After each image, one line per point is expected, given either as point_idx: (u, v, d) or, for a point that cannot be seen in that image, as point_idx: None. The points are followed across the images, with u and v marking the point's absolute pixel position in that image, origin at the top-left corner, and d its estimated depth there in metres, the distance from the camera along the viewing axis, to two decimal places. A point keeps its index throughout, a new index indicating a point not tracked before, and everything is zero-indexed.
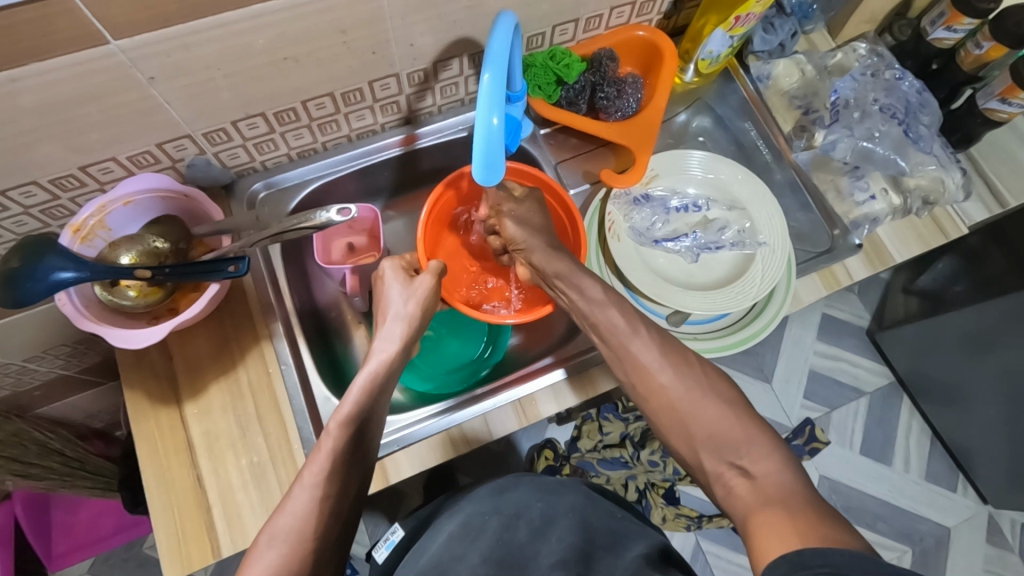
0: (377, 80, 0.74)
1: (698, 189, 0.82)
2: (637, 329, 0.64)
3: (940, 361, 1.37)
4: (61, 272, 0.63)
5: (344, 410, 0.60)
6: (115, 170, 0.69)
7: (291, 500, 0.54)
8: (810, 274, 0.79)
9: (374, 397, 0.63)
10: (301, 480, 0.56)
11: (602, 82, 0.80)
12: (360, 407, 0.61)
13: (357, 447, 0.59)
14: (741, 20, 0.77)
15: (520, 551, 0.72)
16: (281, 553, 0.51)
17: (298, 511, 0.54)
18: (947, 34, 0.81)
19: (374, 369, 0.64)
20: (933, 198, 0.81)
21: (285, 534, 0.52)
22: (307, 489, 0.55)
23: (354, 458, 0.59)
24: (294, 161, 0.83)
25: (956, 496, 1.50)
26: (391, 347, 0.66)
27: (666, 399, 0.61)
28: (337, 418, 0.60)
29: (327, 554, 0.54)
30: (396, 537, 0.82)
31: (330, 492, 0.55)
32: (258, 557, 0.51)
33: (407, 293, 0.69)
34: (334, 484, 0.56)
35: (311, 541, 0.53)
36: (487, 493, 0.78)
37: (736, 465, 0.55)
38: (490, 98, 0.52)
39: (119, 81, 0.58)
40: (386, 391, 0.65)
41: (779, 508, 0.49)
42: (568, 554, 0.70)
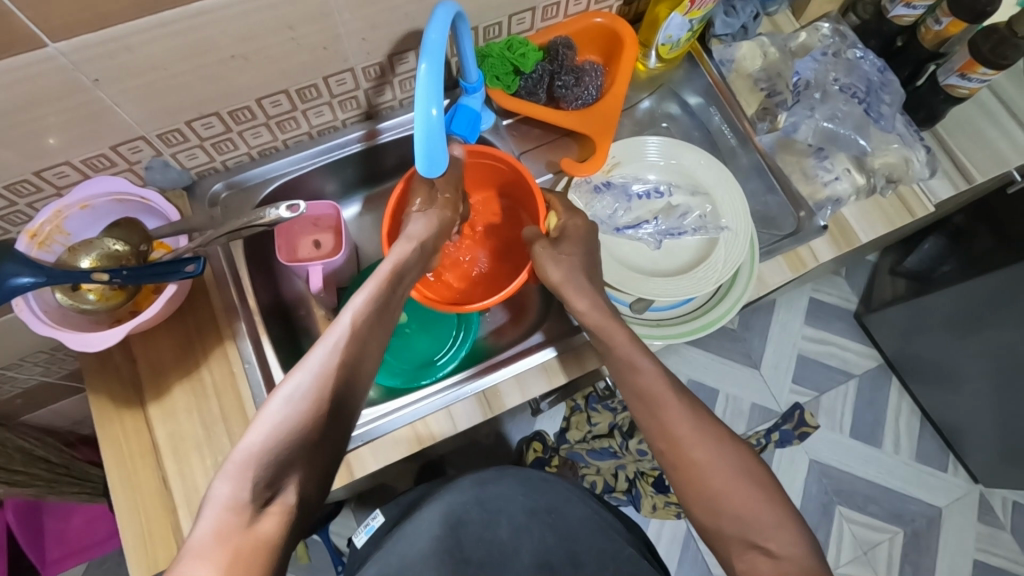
0: (332, 75, 0.74)
1: (659, 175, 0.81)
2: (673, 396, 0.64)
3: (926, 340, 1.36)
4: (19, 278, 0.63)
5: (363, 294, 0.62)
6: (71, 174, 0.69)
7: (305, 363, 0.56)
8: (775, 256, 0.79)
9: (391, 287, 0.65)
10: (318, 346, 0.57)
11: (561, 70, 0.80)
12: (376, 294, 0.63)
13: (371, 330, 0.61)
14: (697, 3, 0.76)
15: (500, 551, 0.75)
16: (295, 408, 0.52)
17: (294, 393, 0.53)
18: (906, 11, 0.81)
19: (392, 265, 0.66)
20: (897, 175, 0.80)
21: (299, 390, 0.53)
22: (322, 355, 0.56)
23: (369, 341, 0.60)
24: (255, 161, 0.83)
25: (947, 475, 1.50)
26: (406, 248, 0.68)
27: (685, 456, 0.62)
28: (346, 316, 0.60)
29: (336, 417, 0.54)
30: (377, 522, 0.75)
31: (346, 363, 0.57)
32: (269, 411, 0.52)
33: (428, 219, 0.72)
34: (348, 354, 0.57)
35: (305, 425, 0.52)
36: (469, 484, 0.76)
37: (759, 545, 0.57)
38: (428, 91, 0.52)
39: (63, 85, 0.58)
40: (401, 288, 0.67)
41: None
42: (551, 558, 0.74)
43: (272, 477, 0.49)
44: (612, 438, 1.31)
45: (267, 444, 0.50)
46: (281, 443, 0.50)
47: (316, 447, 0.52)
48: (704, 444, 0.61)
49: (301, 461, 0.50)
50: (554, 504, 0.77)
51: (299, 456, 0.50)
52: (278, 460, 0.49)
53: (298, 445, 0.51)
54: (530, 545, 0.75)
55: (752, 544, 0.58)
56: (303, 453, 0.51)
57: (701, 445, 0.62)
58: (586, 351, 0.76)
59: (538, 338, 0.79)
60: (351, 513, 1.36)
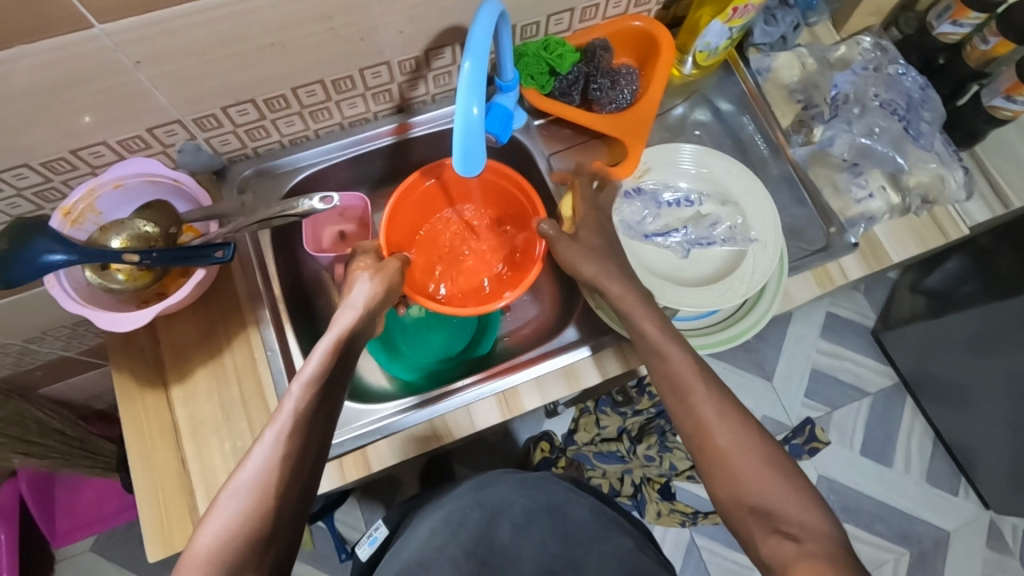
0: (367, 67, 0.73)
1: (690, 183, 0.81)
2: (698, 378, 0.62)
3: (944, 361, 1.35)
4: (50, 255, 0.64)
5: (309, 367, 0.59)
6: (106, 154, 0.70)
7: (251, 458, 0.53)
8: (803, 271, 0.78)
9: (341, 355, 0.61)
10: (262, 438, 0.54)
11: (596, 73, 0.79)
12: (324, 366, 0.59)
13: (323, 405, 0.57)
14: (739, 11, 0.75)
15: (501, 550, 0.74)
16: (241, 509, 0.50)
17: (257, 469, 0.52)
18: (953, 28, 0.79)
19: (341, 329, 0.63)
20: (933, 196, 0.79)
21: (259, 468, 0.52)
22: (268, 448, 0.53)
23: (322, 417, 0.56)
24: (286, 149, 0.83)
25: (957, 499, 1.48)
26: (353, 314, 0.65)
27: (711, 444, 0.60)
28: (301, 377, 0.58)
29: (287, 510, 0.52)
30: (380, 534, 0.82)
31: (293, 449, 0.53)
32: (217, 514, 0.50)
33: (377, 274, 0.69)
34: (296, 440, 0.54)
35: (273, 499, 0.51)
36: (469, 489, 0.77)
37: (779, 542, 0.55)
38: (470, 89, 0.52)
39: (106, 65, 0.58)
40: (354, 354, 0.63)
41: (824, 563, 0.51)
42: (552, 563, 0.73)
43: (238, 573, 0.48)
44: (620, 442, 1.29)
45: (213, 554, 0.48)
46: (227, 550, 0.48)
47: (268, 547, 0.50)
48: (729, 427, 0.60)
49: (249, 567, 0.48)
50: (554, 504, 0.77)
51: (246, 564, 0.48)
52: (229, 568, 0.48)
53: (245, 550, 0.49)
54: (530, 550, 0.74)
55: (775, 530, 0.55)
56: (251, 559, 0.49)
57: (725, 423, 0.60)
58: (606, 355, 0.76)
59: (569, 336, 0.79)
60: (357, 503, 1.36)
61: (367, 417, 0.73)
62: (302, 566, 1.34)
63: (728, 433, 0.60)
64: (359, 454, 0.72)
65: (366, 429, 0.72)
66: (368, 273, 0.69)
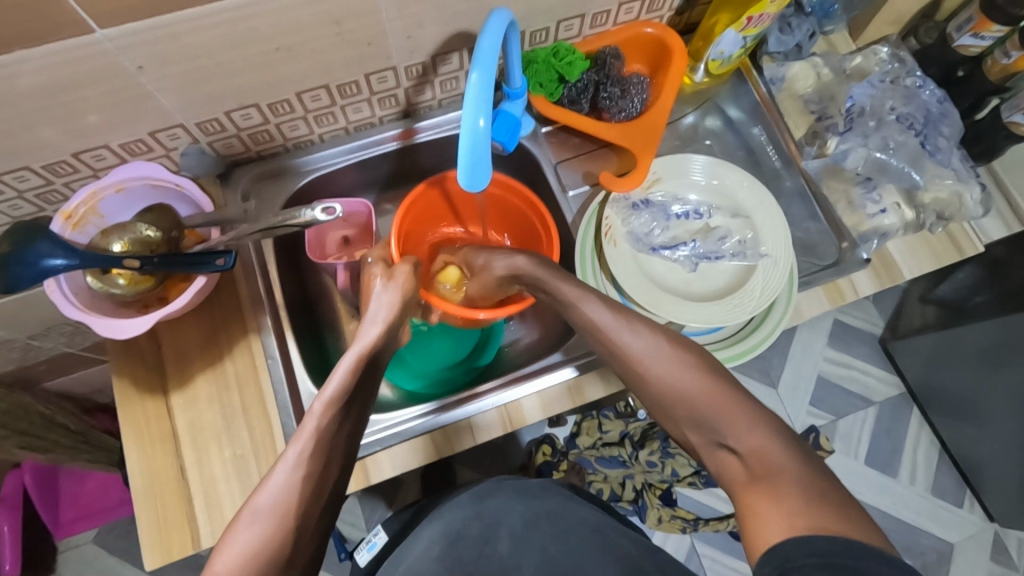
0: (374, 73, 0.72)
1: (700, 195, 0.79)
2: None
3: (953, 373, 1.33)
4: (51, 259, 0.63)
5: (331, 386, 0.58)
6: (109, 157, 0.69)
7: (273, 477, 0.52)
8: (814, 287, 0.76)
9: (364, 372, 0.61)
10: (283, 457, 0.53)
11: (607, 81, 0.78)
12: (346, 385, 0.58)
13: (344, 426, 0.57)
14: (754, 20, 0.73)
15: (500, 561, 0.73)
16: (262, 530, 0.50)
17: (278, 491, 0.51)
18: (973, 40, 0.76)
19: (365, 344, 0.62)
20: (949, 213, 0.77)
21: (280, 491, 0.51)
22: (290, 467, 0.53)
23: (343, 438, 0.56)
24: (290, 152, 0.82)
25: (962, 511, 1.46)
26: (378, 328, 0.64)
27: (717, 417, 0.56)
28: (323, 398, 0.57)
29: (305, 530, 0.52)
30: (378, 540, 0.85)
31: (314, 472, 0.53)
32: (238, 533, 0.50)
33: (389, 282, 0.68)
34: (317, 463, 0.53)
35: (293, 519, 0.51)
36: (467, 500, 0.78)
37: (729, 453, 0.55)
38: (477, 100, 0.51)
39: (108, 69, 0.57)
40: (377, 368, 0.63)
41: (770, 494, 0.50)
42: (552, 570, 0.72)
43: None
44: (622, 446, 1.29)
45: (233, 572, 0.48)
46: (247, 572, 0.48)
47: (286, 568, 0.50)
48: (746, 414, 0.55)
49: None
50: (554, 513, 0.76)
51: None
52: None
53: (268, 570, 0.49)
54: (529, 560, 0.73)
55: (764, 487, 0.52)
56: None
57: (730, 421, 0.55)
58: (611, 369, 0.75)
59: (558, 354, 0.76)
60: (358, 502, 1.37)
61: (369, 427, 0.73)
62: None
63: (741, 435, 0.54)
64: (358, 466, 0.71)
65: (365, 440, 0.72)
66: (382, 281, 0.68)
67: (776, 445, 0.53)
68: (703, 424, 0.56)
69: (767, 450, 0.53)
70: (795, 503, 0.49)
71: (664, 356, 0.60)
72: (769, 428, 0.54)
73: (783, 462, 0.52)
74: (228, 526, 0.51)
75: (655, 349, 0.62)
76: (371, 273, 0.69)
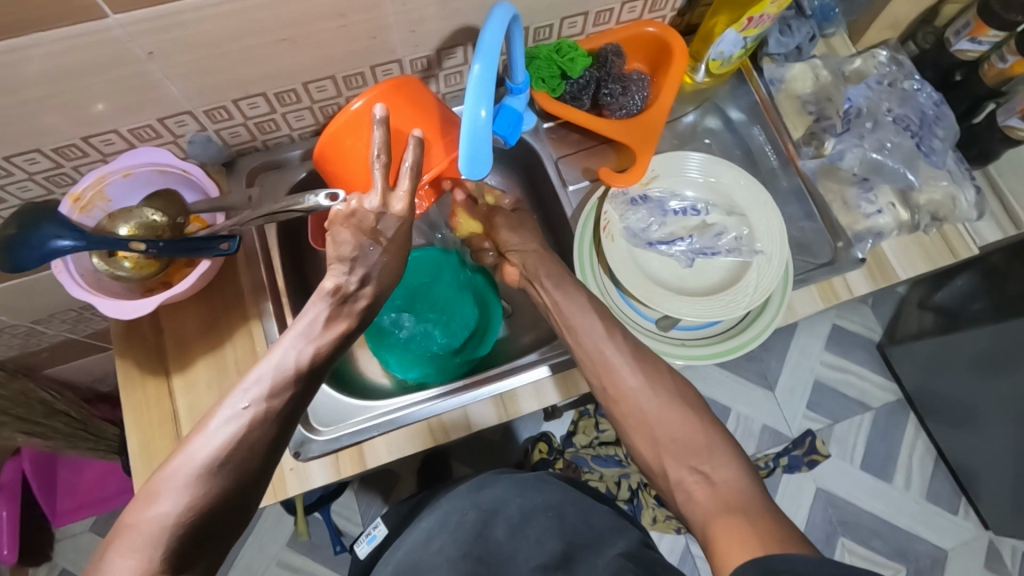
0: (379, 65, 0.74)
1: (697, 192, 0.80)
2: (654, 386, 0.64)
3: (951, 379, 1.33)
4: (58, 241, 0.64)
5: (311, 347, 0.55)
6: (116, 142, 0.71)
7: (219, 432, 0.50)
8: (808, 286, 0.77)
9: (340, 342, 0.57)
10: (237, 413, 0.51)
11: (607, 78, 0.79)
12: (319, 352, 0.56)
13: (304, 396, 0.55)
14: (754, 21, 0.74)
15: (498, 550, 0.73)
16: (197, 493, 0.47)
17: (219, 441, 0.50)
18: (971, 45, 0.78)
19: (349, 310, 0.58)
20: (943, 214, 0.79)
21: (220, 444, 0.49)
22: (239, 421, 0.51)
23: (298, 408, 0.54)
24: (296, 142, 0.84)
25: (957, 518, 1.47)
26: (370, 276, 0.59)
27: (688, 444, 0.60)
28: (300, 355, 0.55)
29: (236, 501, 0.50)
30: (378, 534, 0.84)
31: (262, 439, 0.51)
32: (171, 488, 0.47)
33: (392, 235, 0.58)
34: (267, 429, 0.52)
35: (232, 481, 0.49)
36: (467, 489, 0.79)
37: (696, 470, 0.58)
38: (479, 92, 0.52)
39: (119, 55, 0.59)
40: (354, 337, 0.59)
41: (739, 515, 0.53)
42: (548, 559, 0.71)
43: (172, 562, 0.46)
44: (617, 446, 1.32)
45: (155, 531, 0.46)
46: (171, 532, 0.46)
47: (214, 538, 0.49)
48: (721, 448, 0.59)
49: (187, 557, 0.47)
50: (552, 503, 0.77)
51: (188, 553, 0.47)
52: (170, 553, 0.46)
53: (192, 536, 0.47)
54: (528, 549, 0.73)
55: (728, 509, 0.54)
56: (193, 544, 0.47)
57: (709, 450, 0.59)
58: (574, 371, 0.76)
59: (534, 354, 0.78)
60: (354, 495, 1.37)
61: (366, 414, 0.74)
62: (297, 556, 1.34)
63: (714, 466, 0.58)
64: (355, 451, 0.73)
65: (362, 426, 0.73)
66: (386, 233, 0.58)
67: (746, 482, 0.56)
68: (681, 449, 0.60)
69: (736, 485, 0.56)
70: (772, 534, 0.50)
71: (655, 381, 0.64)
72: (739, 467, 0.58)
73: (747, 494, 0.55)
74: (158, 476, 0.49)
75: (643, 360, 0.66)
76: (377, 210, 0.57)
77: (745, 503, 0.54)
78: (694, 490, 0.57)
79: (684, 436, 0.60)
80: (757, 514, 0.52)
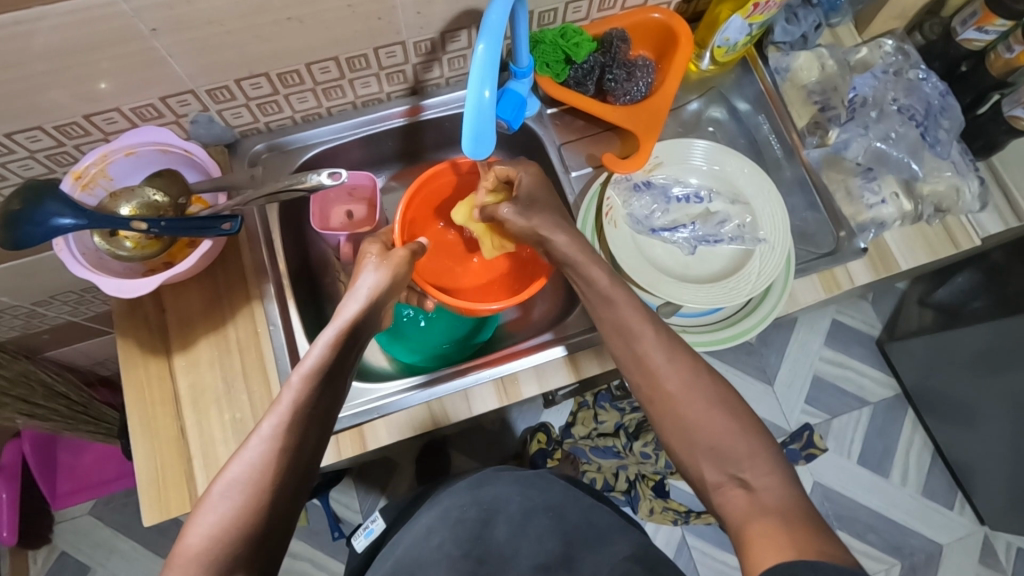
0: (383, 47, 0.73)
1: (701, 180, 0.80)
2: (691, 392, 0.62)
3: (949, 376, 1.33)
4: (60, 218, 0.64)
5: (308, 363, 0.60)
6: (119, 121, 0.70)
7: (246, 451, 0.55)
8: (811, 275, 0.77)
9: (343, 348, 0.63)
10: (259, 431, 0.55)
11: (612, 64, 0.79)
12: (324, 360, 0.61)
13: (320, 402, 0.59)
14: (760, 7, 0.74)
15: (497, 550, 0.72)
16: (235, 502, 0.52)
17: (250, 461, 0.54)
18: (977, 35, 0.78)
19: (343, 322, 0.65)
20: (945, 206, 0.79)
21: (249, 464, 0.53)
22: (264, 441, 0.55)
23: (317, 413, 0.58)
24: (299, 125, 0.84)
25: (952, 514, 1.47)
26: (358, 304, 0.67)
27: (723, 451, 0.59)
28: (300, 372, 0.60)
29: (281, 505, 0.54)
30: (376, 527, 0.85)
31: (289, 445, 0.55)
32: (210, 507, 0.52)
33: (381, 262, 0.70)
34: (292, 437, 0.56)
35: (265, 490, 0.53)
36: (466, 487, 0.79)
37: (736, 477, 0.58)
38: (483, 71, 0.52)
39: (123, 31, 0.58)
40: (357, 345, 0.65)
41: (776, 520, 0.53)
42: (547, 559, 0.71)
43: (225, 565, 0.49)
44: (617, 437, 1.28)
45: (205, 548, 0.50)
46: (220, 547, 0.50)
47: (266, 542, 0.52)
48: (765, 464, 0.58)
49: (241, 564, 0.50)
50: (552, 503, 0.77)
51: (240, 560, 0.50)
52: (222, 563, 0.49)
53: (243, 545, 0.51)
54: (529, 547, 0.72)
55: (764, 513, 0.55)
56: (247, 552, 0.51)
57: (736, 452, 0.59)
58: (580, 359, 0.76)
59: (545, 335, 0.78)
60: (352, 482, 1.38)
61: (366, 396, 0.74)
62: (296, 542, 1.35)
63: (752, 473, 0.58)
64: (355, 433, 0.73)
65: (363, 409, 0.73)
66: (374, 261, 0.70)
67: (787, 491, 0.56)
68: (720, 454, 0.59)
69: (776, 493, 0.56)
70: (808, 543, 0.50)
71: (695, 385, 0.62)
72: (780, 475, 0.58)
73: (783, 502, 0.55)
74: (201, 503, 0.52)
75: (655, 355, 0.64)
76: (366, 254, 0.71)
77: (783, 508, 0.54)
78: (735, 498, 0.57)
79: (727, 443, 0.59)
80: (798, 523, 0.53)
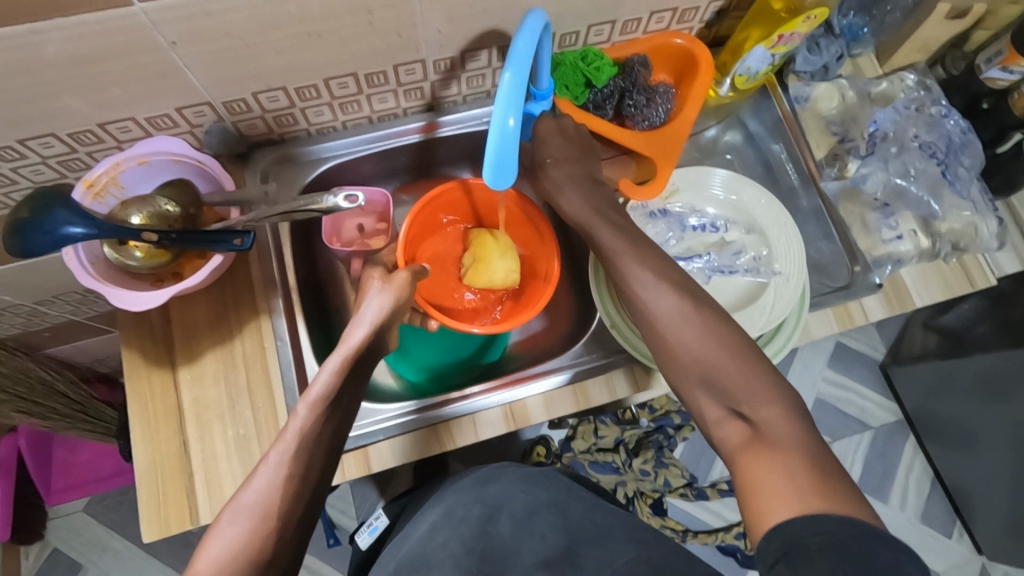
0: (401, 64, 0.72)
1: (718, 209, 0.80)
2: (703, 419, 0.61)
3: (953, 403, 1.31)
4: (70, 227, 0.63)
5: (316, 390, 0.59)
6: (133, 129, 0.70)
7: (256, 478, 0.54)
8: (824, 308, 0.77)
9: (349, 375, 0.62)
10: (267, 459, 0.55)
11: (632, 88, 0.77)
12: (330, 387, 0.60)
13: (327, 429, 0.58)
14: (785, 39, 0.73)
15: (502, 545, 0.71)
16: (244, 528, 0.51)
17: (260, 488, 0.53)
18: (1001, 74, 0.76)
19: (348, 348, 0.63)
20: (963, 243, 0.78)
21: (257, 494, 0.52)
22: (272, 468, 0.54)
23: (325, 440, 0.57)
24: (313, 137, 0.83)
25: (950, 541, 1.47)
26: (363, 330, 0.65)
27: None
28: (307, 400, 0.59)
29: (292, 530, 0.53)
30: (380, 524, 0.82)
31: (295, 472, 0.54)
32: (219, 533, 0.51)
33: (385, 285, 0.68)
34: (301, 463, 0.55)
35: (275, 517, 0.52)
36: (470, 483, 0.78)
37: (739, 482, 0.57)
38: (509, 99, 0.51)
39: (141, 43, 0.57)
40: (362, 372, 0.64)
41: None
42: (552, 554, 0.70)
43: None
44: (616, 453, 1.27)
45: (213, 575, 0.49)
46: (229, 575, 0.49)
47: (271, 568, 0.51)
48: None
49: None
50: (556, 500, 0.76)
51: None
52: None
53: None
54: (531, 545, 0.71)
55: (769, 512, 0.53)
56: None
57: None
58: (587, 384, 0.75)
59: (546, 366, 0.76)
60: (349, 489, 1.37)
61: (373, 417, 0.73)
62: None
63: None
64: (361, 453, 0.72)
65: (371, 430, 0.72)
66: (378, 284, 0.68)
67: None
68: None
69: None
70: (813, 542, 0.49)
71: None
72: None
73: None
74: (213, 524, 0.52)
75: None
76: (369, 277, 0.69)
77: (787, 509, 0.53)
78: None
79: None
80: None
